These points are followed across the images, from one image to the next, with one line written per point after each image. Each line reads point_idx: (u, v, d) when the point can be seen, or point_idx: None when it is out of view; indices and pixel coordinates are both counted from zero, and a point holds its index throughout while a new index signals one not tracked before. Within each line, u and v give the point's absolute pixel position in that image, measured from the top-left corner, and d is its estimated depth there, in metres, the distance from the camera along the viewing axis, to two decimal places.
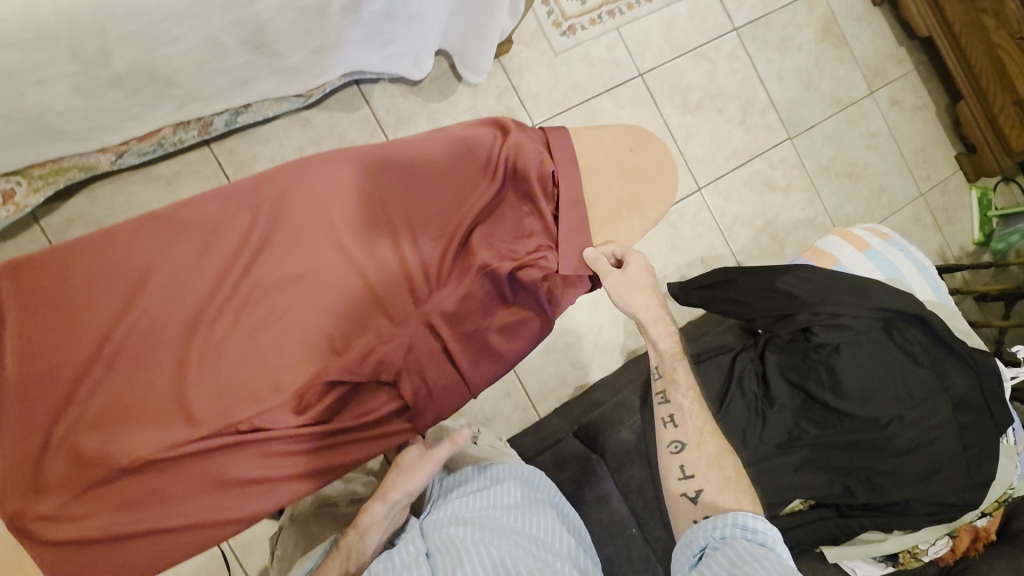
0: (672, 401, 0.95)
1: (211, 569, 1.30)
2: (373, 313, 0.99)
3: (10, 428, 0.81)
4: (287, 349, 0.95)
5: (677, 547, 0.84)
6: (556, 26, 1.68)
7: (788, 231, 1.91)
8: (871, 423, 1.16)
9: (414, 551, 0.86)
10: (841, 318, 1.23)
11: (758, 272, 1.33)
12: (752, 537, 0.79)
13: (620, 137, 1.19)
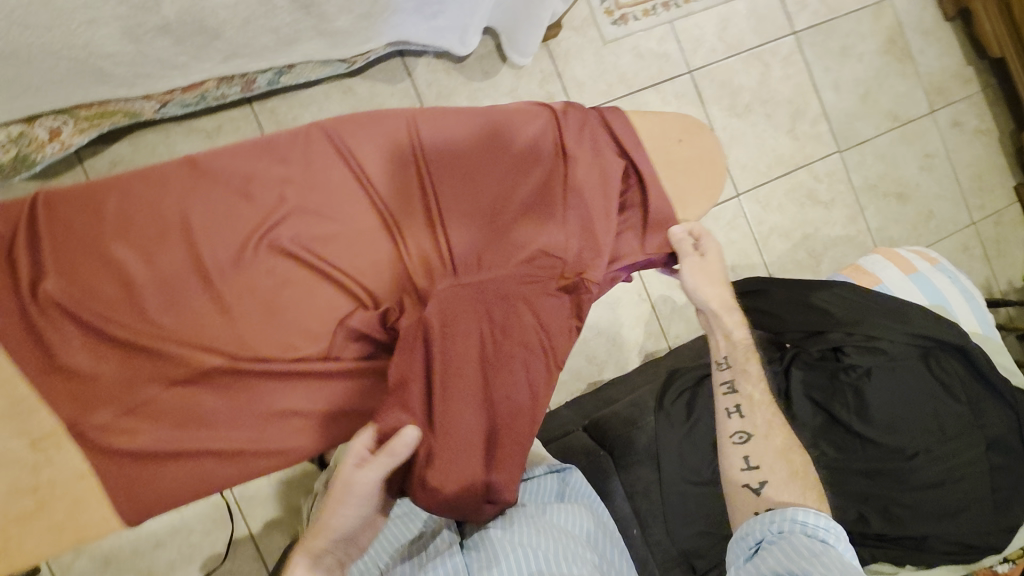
0: (739, 392, 0.98)
1: (215, 519, 1.33)
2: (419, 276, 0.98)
3: (71, 341, 0.86)
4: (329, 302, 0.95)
5: (733, 539, 0.88)
6: (608, 14, 1.64)
7: (826, 248, 1.85)
8: (896, 453, 1.11)
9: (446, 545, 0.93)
10: (876, 341, 1.17)
11: (793, 285, 1.31)
12: (812, 533, 0.81)
13: (670, 126, 1.17)
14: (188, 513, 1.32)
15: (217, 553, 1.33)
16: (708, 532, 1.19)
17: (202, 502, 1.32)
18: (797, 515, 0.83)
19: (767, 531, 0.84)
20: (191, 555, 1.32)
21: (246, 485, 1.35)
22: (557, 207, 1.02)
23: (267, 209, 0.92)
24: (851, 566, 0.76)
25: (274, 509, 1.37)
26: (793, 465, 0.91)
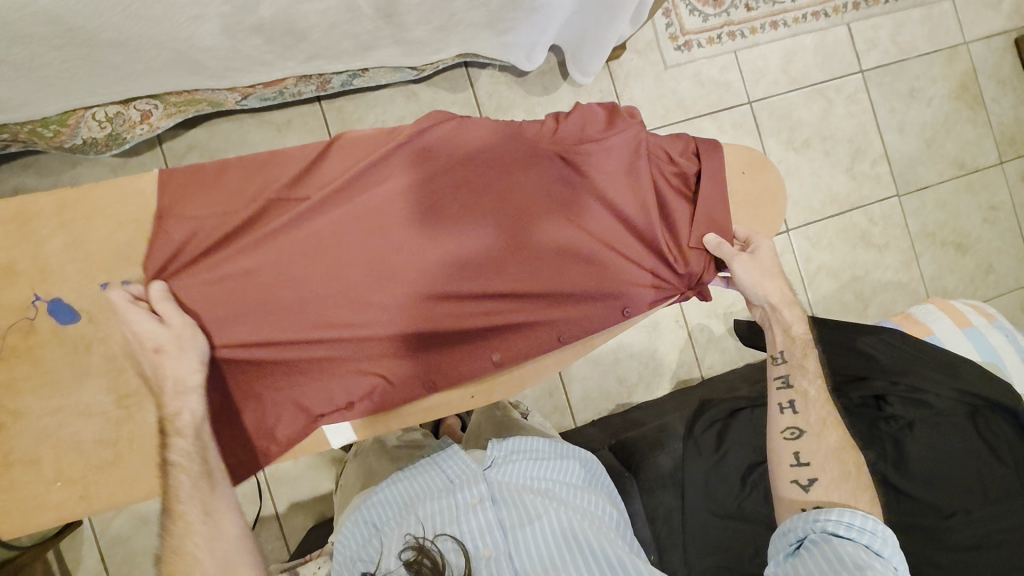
0: (795, 387, 1.01)
1: (245, 492, 1.39)
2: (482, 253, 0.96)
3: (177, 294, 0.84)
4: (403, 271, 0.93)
5: (776, 534, 0.93)
6: (673, 39, 1.65)
7: (876, 292, 1.80)
8: (931, 510, 1.09)
9: (478, 496, 0.93)
10: (923, 393, 1.14)
11: (839, 326, 1.26)
12: (857, 534, 0.86)
13: (733, 157, 1.09)
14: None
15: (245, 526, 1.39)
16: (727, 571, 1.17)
17: None
18: (847, 517, 0.87)
19: (813, 530, 0.88)
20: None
21: (277, 465, 1.40)
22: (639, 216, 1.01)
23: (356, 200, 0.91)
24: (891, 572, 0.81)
25: (300, 490, 1.42)
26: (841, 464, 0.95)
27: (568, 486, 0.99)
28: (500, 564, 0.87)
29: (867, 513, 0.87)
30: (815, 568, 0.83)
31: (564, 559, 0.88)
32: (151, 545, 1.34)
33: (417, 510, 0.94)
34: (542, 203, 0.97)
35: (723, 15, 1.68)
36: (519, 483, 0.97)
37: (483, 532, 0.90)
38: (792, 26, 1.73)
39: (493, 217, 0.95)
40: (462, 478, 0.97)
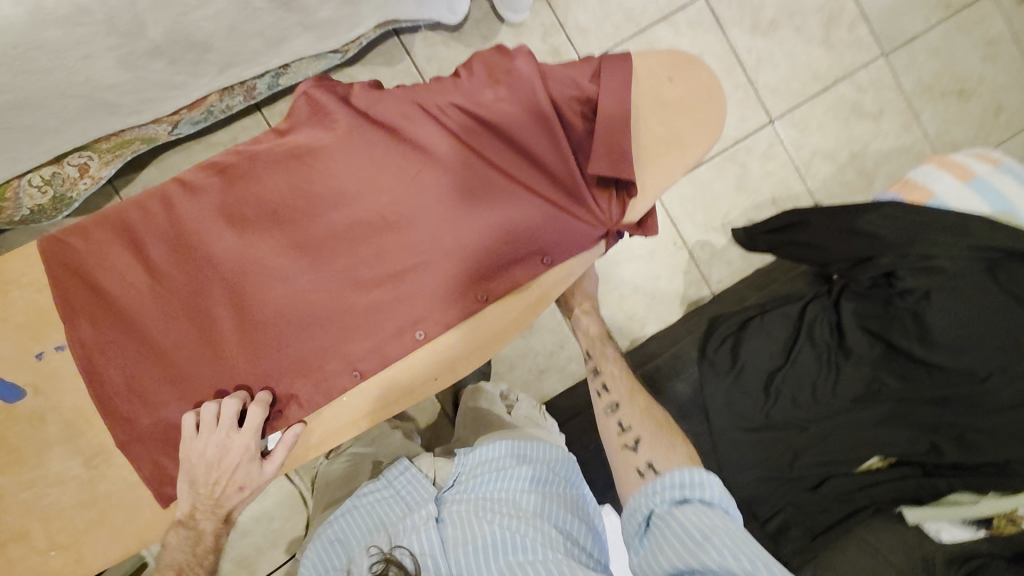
0: (603, 372, 1.07)
1: (291, 506, 1.43)
2: (393, 240, 0.89)
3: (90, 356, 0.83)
4: (314, 277, 0.88)
5: (626, 514, 0.90)
6: None
7: (878, 164, 1.70)
8: (966, 376, 1.08)
9: (424, 516, 0.94)
10: (934, 261, 1.07)
11: (835, 210, 1.19)
12: (698, 493, 0.84)
13: (655, 65, 0.92)
14: (266, 503, 1.42)
15: (299, 535, 1.44)
16: (770, 478, 1.19)
17: (277, 492, 1.42)
18: (677, 480, 0.85)
19: (658, 505, 0.85)
20: (274, 541, 1.43)
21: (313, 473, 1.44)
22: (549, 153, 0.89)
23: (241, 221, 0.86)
24: (737, 531, 0.79)
25: None
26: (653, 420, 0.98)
27: (527, 496, 0.94)
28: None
29: (690, 467, 0.86)
30: (673, 550, 0.78)
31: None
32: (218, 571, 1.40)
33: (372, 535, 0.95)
34: (439, 166, 0.88)
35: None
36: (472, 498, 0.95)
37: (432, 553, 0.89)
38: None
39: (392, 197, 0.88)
40: (420, 502, 0.97)
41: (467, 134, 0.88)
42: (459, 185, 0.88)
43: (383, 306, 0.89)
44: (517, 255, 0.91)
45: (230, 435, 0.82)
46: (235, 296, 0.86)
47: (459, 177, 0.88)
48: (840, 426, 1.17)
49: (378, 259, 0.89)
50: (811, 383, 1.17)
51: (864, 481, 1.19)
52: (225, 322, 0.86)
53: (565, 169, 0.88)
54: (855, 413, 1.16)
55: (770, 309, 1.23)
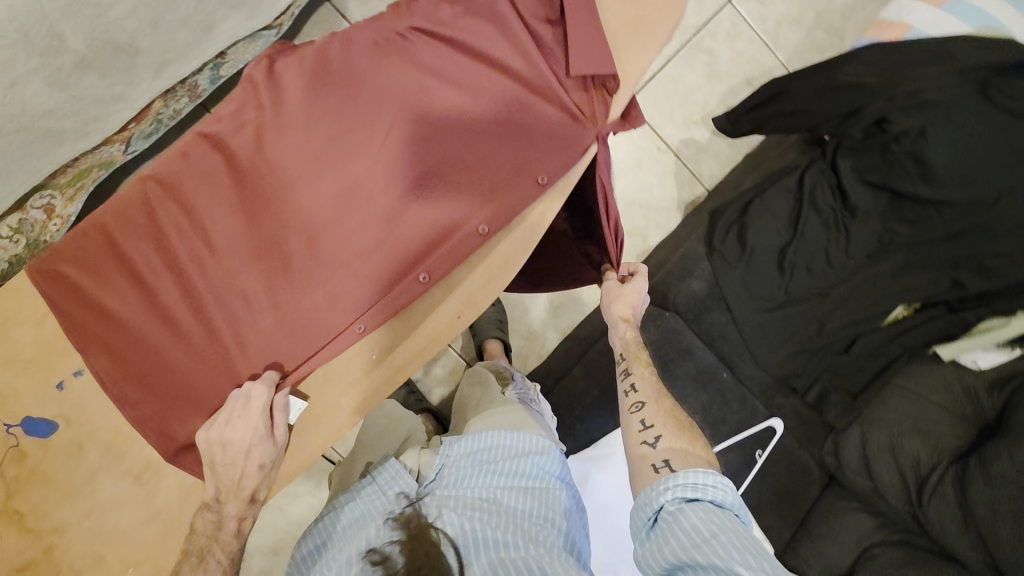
0: (633, 373, 0.91)
1: None
2: (315, 187, 0.61)
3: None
4: (219, 269, 0.61)
5: (633, 510, 0.77)
6: None
7: (846, 18, 1.64)
8: (976, 204, 1.07)
9: (398, 517, 0.78)
10: (925, 93, 1.05)
11: (812, 70, 1.15)
12: (711, 496, 0.71)
13: None
14: None
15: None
16: (801, 351, 1.21)
17: None
18: (687, 481, 0.72)
19: (666, 504, 0.72)
20: None
21: None
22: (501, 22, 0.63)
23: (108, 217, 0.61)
24: (758, 548, 0.66)
25: None
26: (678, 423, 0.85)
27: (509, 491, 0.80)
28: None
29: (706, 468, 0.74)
30: (678, 550, 0.66)
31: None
32: None
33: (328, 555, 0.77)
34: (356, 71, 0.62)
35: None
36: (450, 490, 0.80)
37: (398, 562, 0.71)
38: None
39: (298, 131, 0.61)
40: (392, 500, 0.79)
41: (425, 2, 0.63)
42: (390, 89, 0.62)
43: (338, 270, 0.62)
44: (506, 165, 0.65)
45: (237, 416, 0.59)
46: (137, 286, 0.59)
47: (383, 75, 0.62)
48: (859, 284, 1.17)
49: (303, 220, 0.61)
50: (824, 250, 1.17)
51: (894, 331, 1.20)
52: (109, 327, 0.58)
53: (533, 47, 0.63)
54: (873, 268, 1.16)
55: (768, 187, 1.21)
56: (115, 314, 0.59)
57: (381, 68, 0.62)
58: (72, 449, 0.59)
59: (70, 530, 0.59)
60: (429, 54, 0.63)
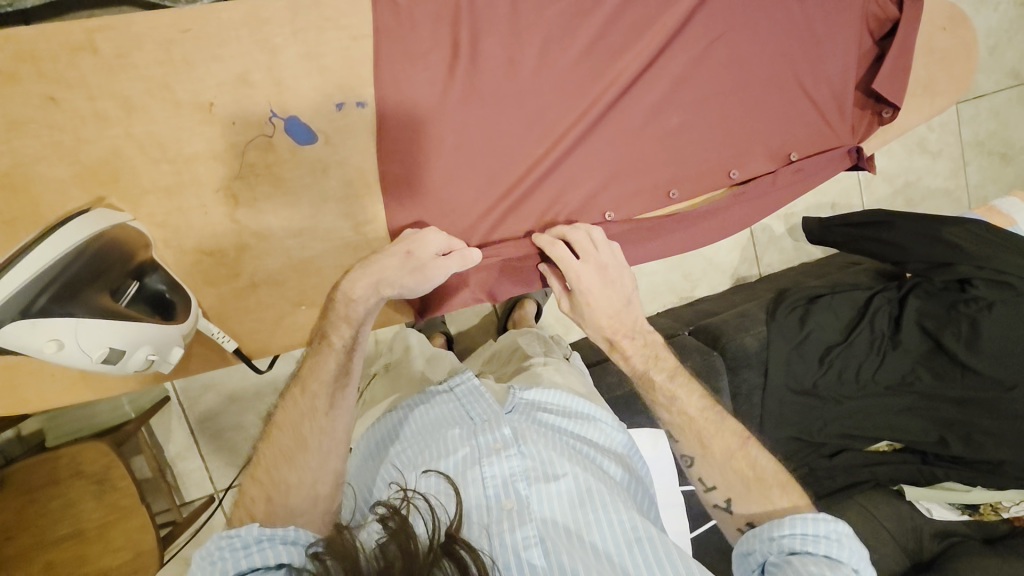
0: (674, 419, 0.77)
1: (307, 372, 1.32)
2: (629, 89, 0.80)
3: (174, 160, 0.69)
4: (544, 105, 0.78)
5: (734, 555, 0.71)
6: None
7: (924, 198, 1.80)
8: (995, 384, 1.21)
9: (499, 439, 0.74)
10: (1006, 276, 1.21)
11: (921, 218, 1.27)
12: (825, 551, 0.64)
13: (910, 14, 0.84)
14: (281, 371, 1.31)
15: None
16: (800, 438, 1.33)
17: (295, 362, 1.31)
18: (795, 527, 0.65)
19: (771, 552, 0.66)
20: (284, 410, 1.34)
21: None
22: (814, 47, 0.83)
23: (476, 26, 0.74)
24: None
25: None
26: (745, 475, 0.73)
27: (589, 444, 0.79)
28: (520, 523, 0.67)
29: (822, 516, 0.65)
30: None
31: (589, 523, 0.68)
32: (241, 425, 1.29)
33: (418, 455, 0.76)
34: (699, 12, 0.80)
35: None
36: (541, 427, 0.78)
37: (505, 484, 0.70)
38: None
39: (645, 42, 0.79)
40: (486, 418, 0.78)
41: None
42: (719, 49, 0.81)
43: (620, 159, 0.81)
44: (784, 136, 0.85)
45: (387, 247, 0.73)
46: (480, 88, 0.75)
47: (717, 31, 0.80)
48: (872, 405, 1.30)
49: (611, 104, 0.79)
50: (859, 364, 1.29)
51: (871, 459, 1.35)
52: (498, 68, 0.75)
53: (826, 80, 0.85)
54: (886, 398, 1.29)
55: (838, 292, 1.34)
56: (452, 96, 0.74)
57: (719, 38, 0.81)
58: (313, 167, 0.73)
59: (274, 237, 0.74)
60: (750, 37, 0.82)
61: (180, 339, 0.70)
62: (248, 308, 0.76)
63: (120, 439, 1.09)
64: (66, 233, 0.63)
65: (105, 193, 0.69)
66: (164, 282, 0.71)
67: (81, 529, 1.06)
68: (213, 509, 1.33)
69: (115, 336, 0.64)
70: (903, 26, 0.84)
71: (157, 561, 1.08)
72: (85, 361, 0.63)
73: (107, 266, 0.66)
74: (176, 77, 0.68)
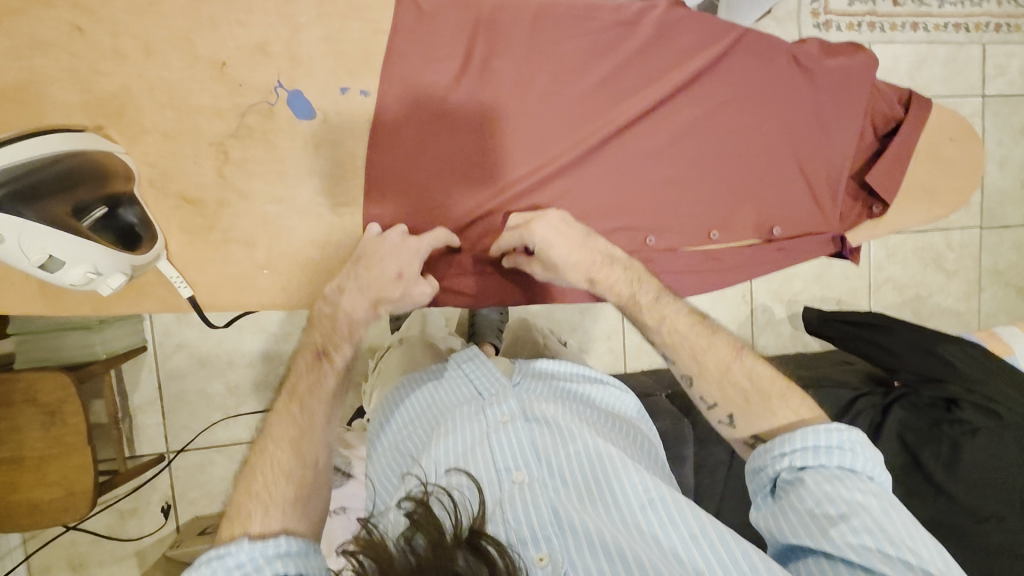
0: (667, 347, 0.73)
1: (279, 351, 1.32)
2: (625, 133, 0.82)
3: (177, 109, 0.74)
4: (543, 130, 0.80)
5: (748, 472, 0.72)
6: (814, 15, 1.40)
7: (932, 316, 1.65)
8: (966, 514, 1.08)
9: (507, 413, 0.75)
10: (994, 404, 1.11)
11: (921, 328, 1.22)
12: (838, 462, 0.65)
13: (915, 121, 0.87)
14: (251, 345, 1.31)
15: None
16: None
17: (269, 339, 1.31)
18: (807, 443, 0.66)
19: (784, 468, 0.67)
20: (246, 384, 1.33)
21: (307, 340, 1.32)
22: (817, 130, 0.86)
23: (488, 42, 0.77)
24: (893, 503, 0.63)
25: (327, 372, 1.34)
26: (740, 388, 0.71)
27: (597, 413, 0.82)
28: (535, 491, 0.69)
29: (833, 427, 0.66)
30: (809, 521, 0.62)
31: (602, 485, 0.70)
32: (206, 390, 1.31)
33: (430, 436, 0.77)
34: (708, 73, 0.82)
35: (869, 4, 1.42)
36: (548, 398, 0.80)
37: (516, 454, 0.72)
38: (932, 32, 1.46)
39: (650, 90, 0.81)
40: (493, 392, 0.79)
41: (783, 74, 0.84)
42: (723, 113, 0.84)
43: (607, 198, 0.83)
44: (770, 210, 0.87)
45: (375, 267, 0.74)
46: (485, 101, 0.78)
47: (724, 96, 0.83)
48: None
49: (607, 142, 0.81)
50: None
51: None
52: (501, 85, 0.78)
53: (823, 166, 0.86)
54: None
55: (823, 385, 1.28)
56: (457, 103, 0.78)
57: (724, 103, 0.83)
58: (308, 143, 0.77)
59: (254, 200, 0.78)
60: (755, 106, 0.84)
61: (125, 268, 0.70)
62: (215, 263, 0.79)
63: (83, 374, 1.09)
64: (48, 142, 0.65)
65: (105, 125, 0.73)
66: (136, 217, 0.73)
67: (22, 456, 1.06)
68: (160, 467, 1.32)
69: (59, 246, 0.64)
70: (908, 130, 0.87)
71: (87, 504, 1.08)
72: (21, 261, 0.64)
73: (81, 180, 0.67)
74: (199, 33, 0.73)
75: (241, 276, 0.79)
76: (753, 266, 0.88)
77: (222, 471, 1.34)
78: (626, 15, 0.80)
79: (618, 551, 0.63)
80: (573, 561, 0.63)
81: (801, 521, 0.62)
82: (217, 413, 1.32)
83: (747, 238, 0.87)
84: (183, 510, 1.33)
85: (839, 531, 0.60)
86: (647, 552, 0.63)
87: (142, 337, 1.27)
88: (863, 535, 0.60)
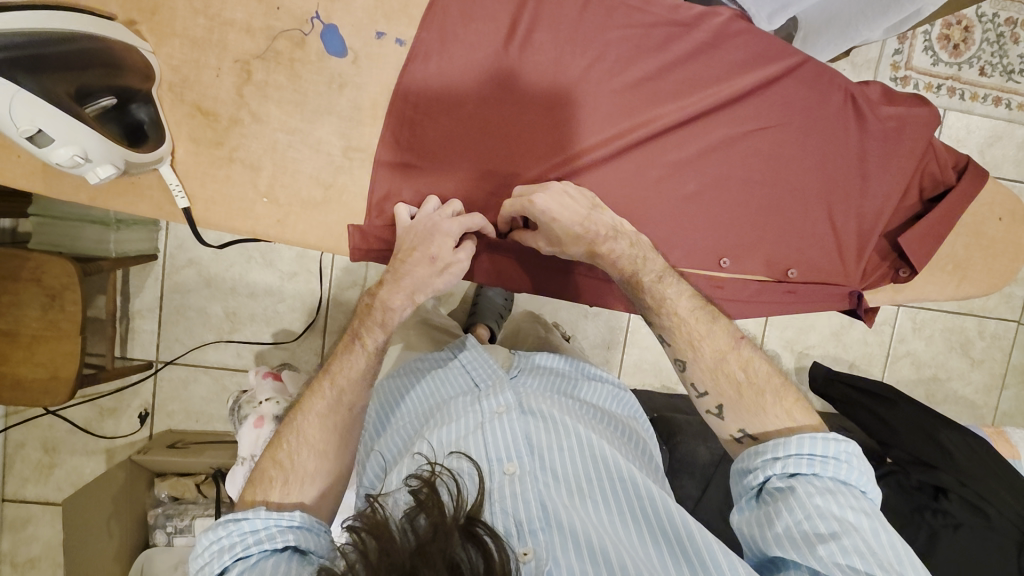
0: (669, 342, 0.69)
1: (274, 288, 1.32)
2: (657, 136, 0.81)
3: (210, 19, 0.75)
4: (580, 117, 0.80)
5: (734, 475, 0.66)
6: (892, 69, 1.32)
7: (946, 401, 1.55)
8: None
9: (502, 404, 0.72)
10: (985, 503, 1.04)
11: (924, 407, 1.14)
12: (831, 473, 0.60)
13: (960, 189, 0.86)
14: (249, 276, 1.32)
15: (292, 331, 1.34)
16: None
17: (266, 273, 1.32)
18: (801, 450, 0.60)
19: (774, 475, 0.61)
20: (236, 312, 1.33)
21: (303, 282, 1.32)
22: (855, 177, 0.85)
23: (537, 17, 0.78)
24: (885, 523, 0.58)
25: (317, 316, 1.34)
26: (737, 380, 0.66)
27: (591, 411, 0.79)
28: (525, 484, 0.65)
29: (829, 437, 0.60)
30: (796, 538, 0.57)
31: (593, 485, 0.67)
32: (205, 311, 1.32)
33: (423, 428, 0.74)
34: (754, 94, 0.81)
35: (954, 68, 1.33)
36: (545, 395, 0.77)
37: (509, 445, 0.68)
38: (1014, 111, 1.34)
39: (691, 99, 0.80)
40: (490, 385, 0.76)
41: (831, 112, 0.83)
42: (762, 138, 0.82)
43: (633, 200, 0.82)
44: (790, 250, 0.86)
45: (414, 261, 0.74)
46: (529, 77, 0.78)
47: (768, 121, 0.82)
48: None
49: (641, 142, 0.80)
50: None
51: None
52: (545, 62, 0.78)
53: (853, 214, 0.86)
54: None
55: None
56: (502, 74, 0.78)
57: (766, 128, 0.82)
58: (331, 80, 0.78)
59: (267, 124, 0.78)
60: (797, 138, 0.83)
61: (122, 160, 0.69)
62: (215, 179, 0.79)
63: (90, 268, 1.10)
64: (66, 19, 0.64)
65: (138, 20, 0.74)
66: (147, 115, 0.74)
67: (17, 332, 1.07)
68: (146, 375, 1.33)
69: (56, 121, 0.61)
70: (952, 197, 0.86)
71: (66, 393, 1.08)
72: (10, 129, 0.60)
73: (87, 66, 0.65)
74: None
75: (238, 198, 0.80)
76: (760, 303, 0.87)
77: (204, 392, 1.35)
78: (682, 18, 0.78)
79: (602, 551, 0.60)
80: (557, 559, 0.60)
81: (787, 536, 0.57)
82: (212, 334, 1.33)
83: (762, 271, 0.86)
84: (158, 420, 1.35)
85: (826, 550, 0.55)
86: (631, 556, 0.61)
87: (155, 246, 1.29)
88: (852, 557, 0.55)
